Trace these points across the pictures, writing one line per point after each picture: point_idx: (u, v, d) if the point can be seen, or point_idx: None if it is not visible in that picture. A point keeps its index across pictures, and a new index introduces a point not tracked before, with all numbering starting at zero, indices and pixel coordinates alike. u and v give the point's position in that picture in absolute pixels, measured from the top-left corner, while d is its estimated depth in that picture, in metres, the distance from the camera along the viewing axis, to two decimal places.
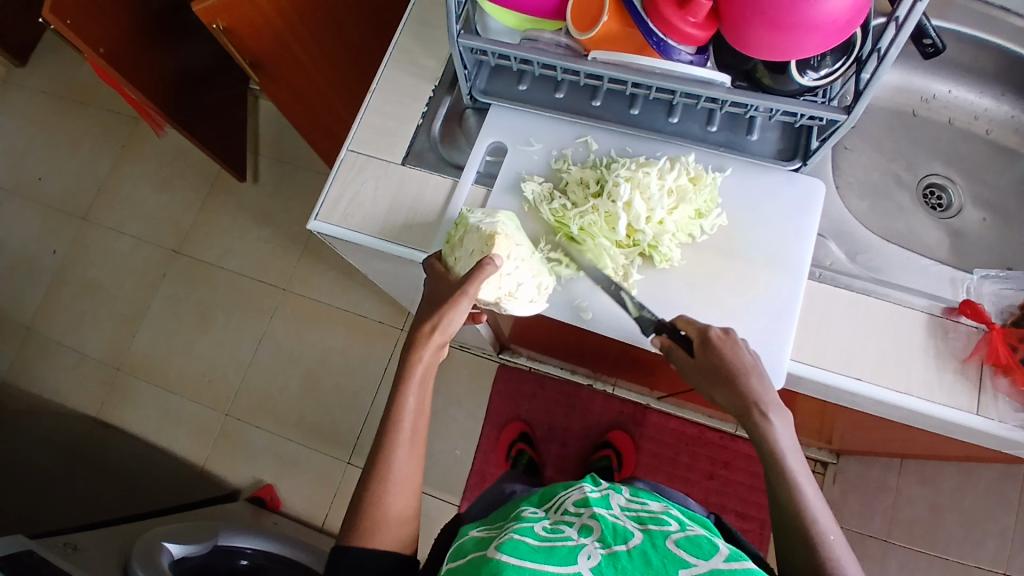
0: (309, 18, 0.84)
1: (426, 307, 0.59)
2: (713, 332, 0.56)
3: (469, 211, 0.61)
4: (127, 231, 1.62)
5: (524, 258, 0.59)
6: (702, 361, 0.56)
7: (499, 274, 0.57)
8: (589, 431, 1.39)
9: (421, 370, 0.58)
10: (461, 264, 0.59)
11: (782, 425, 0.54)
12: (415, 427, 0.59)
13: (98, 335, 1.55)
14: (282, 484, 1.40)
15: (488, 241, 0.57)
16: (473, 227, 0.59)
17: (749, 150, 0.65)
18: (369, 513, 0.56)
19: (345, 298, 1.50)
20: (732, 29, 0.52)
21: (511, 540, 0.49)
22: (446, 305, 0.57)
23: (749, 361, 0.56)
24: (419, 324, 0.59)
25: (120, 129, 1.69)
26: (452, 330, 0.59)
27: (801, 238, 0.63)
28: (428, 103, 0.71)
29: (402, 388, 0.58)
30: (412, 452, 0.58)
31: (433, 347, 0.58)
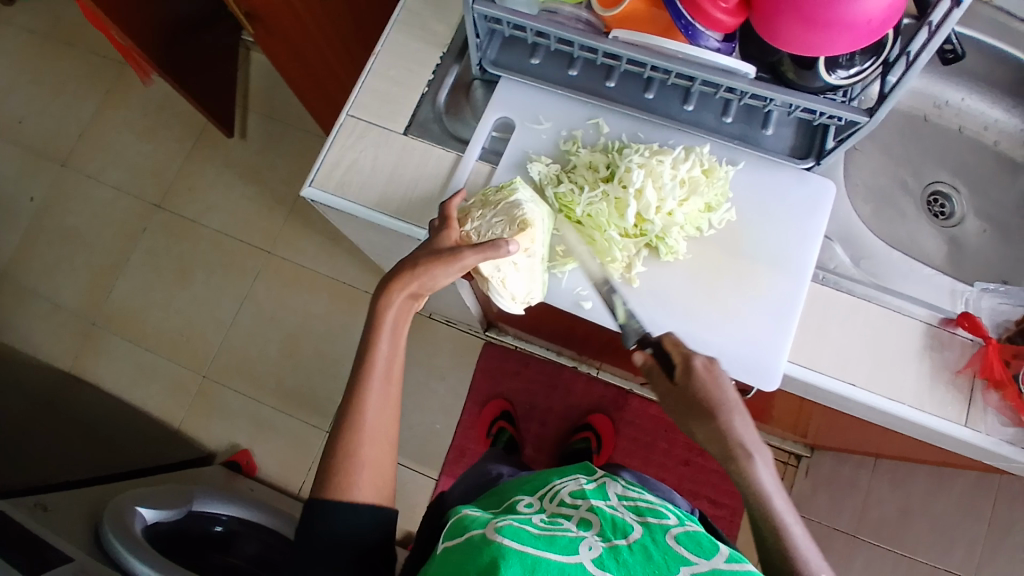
0: None
1: (418, 252, 0.57)
2: (697, 361, 0.55)
3: (520, 183, 0.60)
4: (108, 180, 1.56)
5: (535, 258, 0.58)
6: (683, 388, 0.55)
7: (510, 263, 0.56)
8: (570, 413, 1.39)
9: (390, 318, 0.56)
10: (478, 229, 0.58)
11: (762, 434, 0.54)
12: (387, 380, 0.56)
13: (73, 285, 1.50)
14: (257, 449, 1.39)
15: (517, 224, 0.56)
16: (514, 202, 0.57)
17: (762, 144, 0.63)
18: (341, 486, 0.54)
19: (331, 265, 1.47)
20: (763, 20, 0.50)
21: (511, 525, 0.48)
22: (438, 259, 0.55)
23: (729, 397, 0.54)
24: (402, 269, 0.56)
25: (104, 73, 1.62)
26: (434, 286, 0.56)
27: (809, 239, 0.62)
28: (434, 71, 0.68)
29: (374, 332, 0.56)
30: (383, 404, 0.56)
31: (407, 294, 0.56)
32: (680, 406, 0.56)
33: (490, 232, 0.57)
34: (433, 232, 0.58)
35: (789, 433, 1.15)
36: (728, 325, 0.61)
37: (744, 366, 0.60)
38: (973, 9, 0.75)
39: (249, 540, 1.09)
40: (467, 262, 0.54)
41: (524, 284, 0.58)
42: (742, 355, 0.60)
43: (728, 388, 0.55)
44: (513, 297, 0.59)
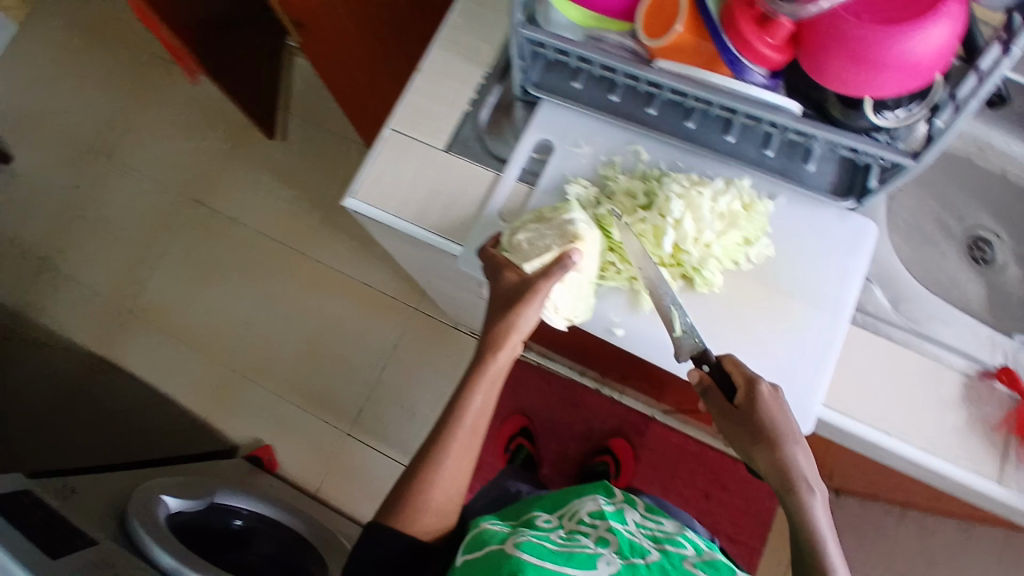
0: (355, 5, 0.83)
1: (492, 313, 0.57)
2: (762, 387, 0.54)
3: (574, 203, 0.60)
4: (153, 176, 1.61)
5: (585, 275, 0.58)
6: (743, 413, 0.55)
7: (562, 279, 0.56)
8: (589, 435, 1.38)
9: (496, 370, 0.58)
10: (528, 241, 0.58)
11: (802, 462, 0.55)
12: (473, 432, 0.58)
13: (114, 275, 1.55)
14: (278, 445, 1.41)
15: (569, 237, 0.56)
16: (567, 220, 0.57)
17: (803, 180, 0.62)
18: (417, 495, 0.56)
19: (361, 269, 1.49)
20: (810, 55, 0.49)
21: (530, 540, 0.48)
22: (520, 303, 0.55)
23: (786, 426, 0.55)
24: (491, 325, 0.57)
25: (155, 72, 1.68)
26: (526, 329, 0.57)
27: (848, 279, 0.61)
28: (477, 90, 0.69)
29: (471, 385, 0.58)
30: (463, 452, 0.57)
31: (508, 349, 0.57)
32: (746, 435, 0.56)
33: (543, 245, 0.57)
34: (493, 278, 0.58)
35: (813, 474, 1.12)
36: (764, 363, 0.60)
37: None
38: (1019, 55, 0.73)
39: (264, 537, 1.11)
40: (545, 293, 0.55)
41: (569, 299, 0.58)
42: None
43: (790, 417, 0.55)
44: (556, 310, 0.58)
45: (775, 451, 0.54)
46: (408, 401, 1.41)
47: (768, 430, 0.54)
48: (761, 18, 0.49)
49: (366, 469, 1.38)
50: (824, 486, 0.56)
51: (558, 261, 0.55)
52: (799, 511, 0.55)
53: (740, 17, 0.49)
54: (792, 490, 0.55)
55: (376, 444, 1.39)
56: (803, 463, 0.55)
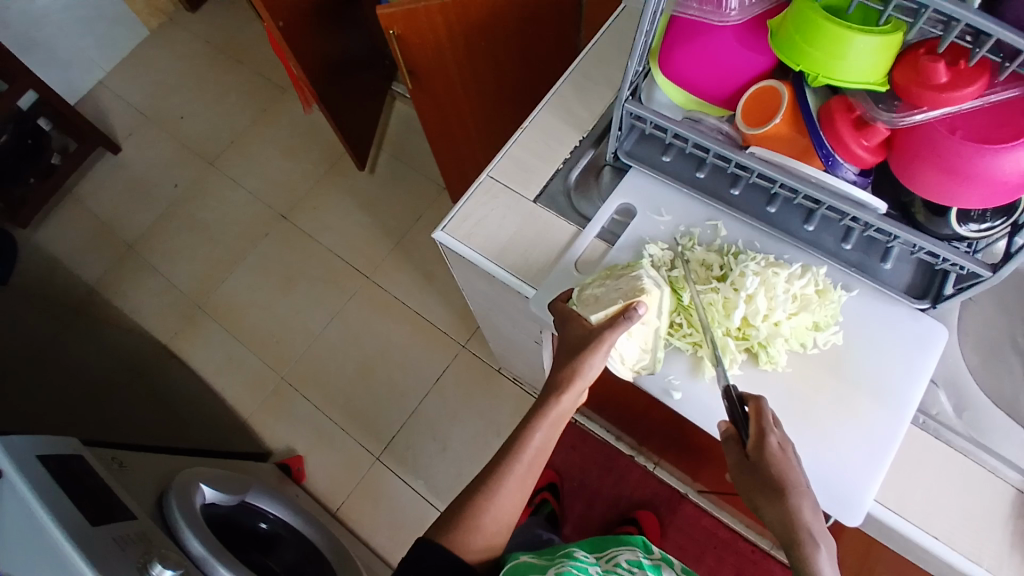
0: (473, 28, 0.93)
1: (559, 358, 0.60)
2: (771, 438, 0.54)
3: (645, 264, 0.63)
4: (245, 186, 1.74)
5: (653, 329, 0.61)
6: (754, 461, 0.55)
7: (628, 330, 0.59)
8: (617, 502, 1.36)
9: (557, 413, 0.60)
10: (595, 296, 0.61)
11: (809, 515, 0.53)
12: (529, 467, 0.61)
13: (193, 270, 1.66)
14: (311, 457, 1.44)
15: (636, 292, 0.59)
16: (636, 275, 0.60)
17: (879, 276, 0.64)
18: (470, 517, 0.59)
19: (420, 301, 1.55)
20: (901, 160, 0.52)
21: (570, 572, 0.56)
22: (586, 351, 0.58)
23: (797, 478, 0.53)
24: (559, 368, 0.60)
25: (266, 94, 1.84)
26: (591, 376, 0.59)
27: (913, 377, 0.61)
28: (571, 151, 0.74)
29: (532, 423, 0.60)
30: (519, 484, 0.61)
31: (572, 393, 0.59)
32: (757, 485, 0.54)
33: (613, 296, 0.60)
34: (562, 329, 0.61)
35: None
36: (820, 451, 0.60)
37: (827, 492, 0.58)
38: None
39: (287, 545, 1.12)
40: (611, 343, 0.57)
41: (635, 350, 0.61)
42: (828, 485, 0.59)
43: (799, 469, 0.54)
44: (622, 360, 0.62)
45: (781, 501, 0.53)
46: (442, 435, 1.43)
47: (776, 479, 0.53)
48: (859, 122, 0.52)
49: (390, 496, 1.39)
50: (836, 549, 0.53)
51: (623, 312, 0.57)
52: (805, 566, 0.52)
53: (838, 117, 0.53)
54: (797, 546, 0.52)
55: (403, 473, 1.41)
56: (809, 515, 0.53)
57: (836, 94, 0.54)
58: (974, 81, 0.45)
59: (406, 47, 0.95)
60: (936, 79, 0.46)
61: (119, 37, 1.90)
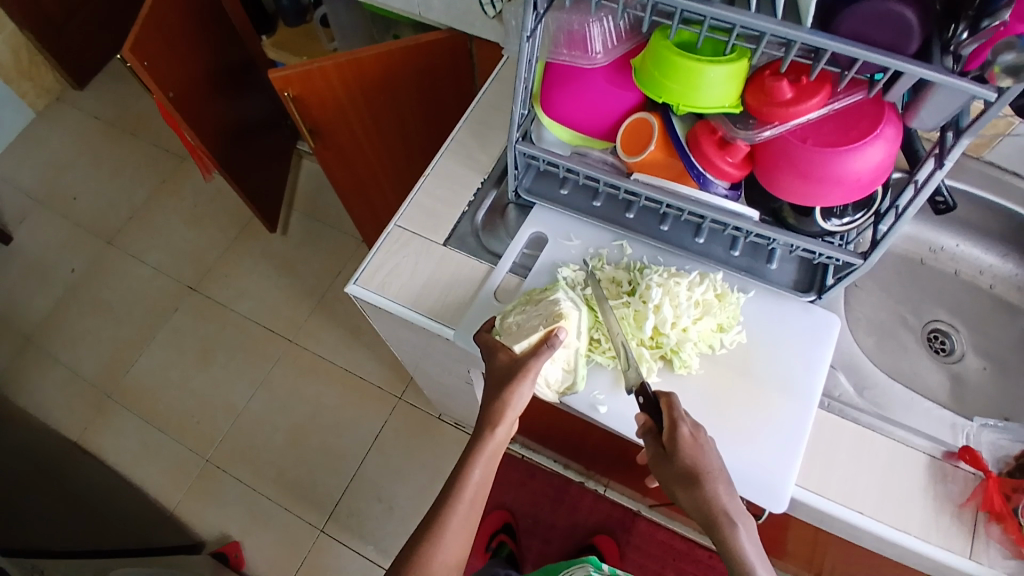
0: (367, 89, 0.96)
1: (489, 391, 0.61)
2: (684, 430, 0.56)
3: (562, 284, 0.65)
4: (149, 261, 1.66)
5: (573, 348, 0.62)
6: (670, 454, 0.56)
7: (552, 356, 0.61)
8: (574, 531, 1.35)
9: (491, 448, 0.60)
10: (517, 324, 0.63)
11: (724, 495, 0.55)
12: (472, 504, 0.60)
13: (96, 356, 1.55)
14: (247, 541, 1.36)
15: (554, 317, 0.61)
16: (554, 298, 0.63)
17: (767, 277, 0.70)
18: (418, 567, 0.57)
19: (350, 358, 1.51)
20: (765, 171, 0.58)
21: None
22: (513, 381, 0.59)
23: (714, 464, 0.56)
24: (488, 404, 0.60)
25: (165, 165, 1.78)
26: (521, 406, 0.60)
27: (813, 366, 0.66)
28: (474, 194, 0.77)
29: (468, 461, 0.60)
30: (462, 526, 0.59)
31: (505, 424, 0.60)
32: (676, 474, 0.56)
33: (531, 324, 0.62)
34: (489, 360, 0.62)
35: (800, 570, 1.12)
36: (742, 443, 0.63)
37: (753, 487, 0.62)
38: (965, 163, 0.86)
39: None
40: (536, 370, 0.59)
41: (559, 372, 0.63)
42: (752, 475, 0.62)
43: (712, 455, 0.56)
44: (548, 383, 0.64)
45: (698, 487, 0.55)
46: (387, 493, 1.38)
47: (691, 468, 0.55)
48: (722, 142, 0.58)
49: (337, 567, 1.32)
50: (753, 523, 0.56)
51: (545, 339, 0.60)
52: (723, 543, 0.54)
53: (705, 142, 0.58)
54: (716, 524, 0.55)
55: (351, 541, 1.34)
56: (724, 494, 0.55)
57: (700, 119, 0.59)
58: (818, 92, 0.51)
59: (305, 107, 0.97)
60: (782, 96, 0.52)
61: (4, 120, 1.79)
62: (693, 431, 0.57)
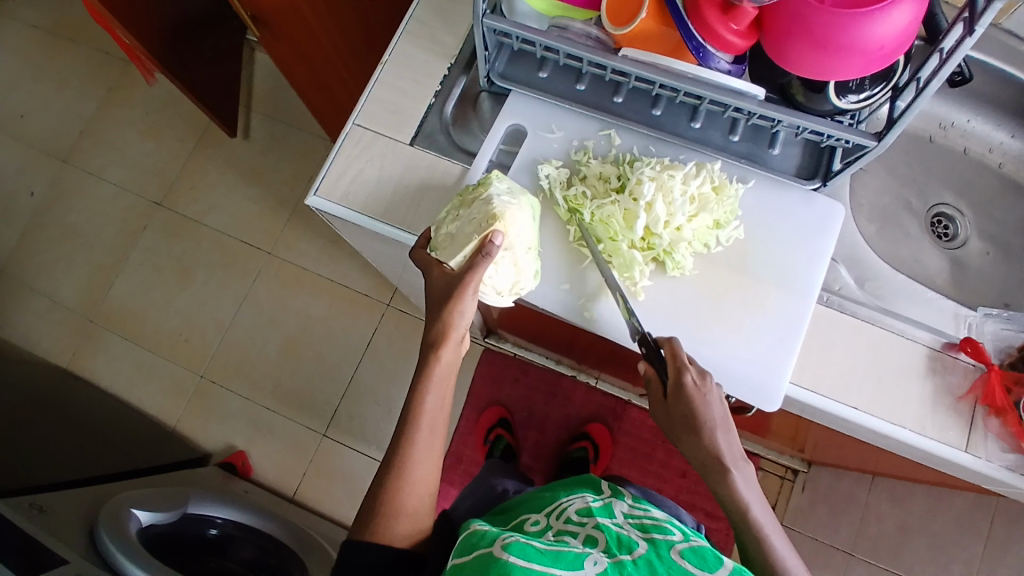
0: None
1: (429, 310, 0.57)
2: (688, 377, 0.55)
3: (496, 177, 0.58)
4: (110, 178, 1.55)
5: (519, 248, 0.57)
6: (672, 402, 0.56)
7: (493, 262, 0.55)
8: (568, 423, 1.39)
9: (440, 371, 0.57)
10: (449, 235, 0.57)
11: (723, 444, 0.55)
12: (432, 430, 0.58)
13: (72, 282, 1.50)
14: (253, 450, 1.38)
15: (488, 219, 0.55)
16: (487, 197, 0.56)
17: (769, 164, 0.62)
18: (387, 501, 0.57)
19: (331, 267, 1.46)
20: (773, 40, 0.50)
21: (518, 542, 0.52)
22: (452, 297, 0.55)
23: (716, 413, 0.55)
24: (431, 324, 0.56)
25: (109, 70, 1.62)
26: (467, 321, 0.57)
27: (814, 261, 0.62)
28: (442, 82, 0.68)
29: (422, 384, 0.57)
30: (427, 453, 0.58)
31: (452, 343, 0.57)
32: (678, 422, 0.56)
33: (466, 233, 0.56)
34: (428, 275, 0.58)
35: (788, 448, 1.16)
36: (734, 344, 0.61)
37: (746, 387, 0.60)
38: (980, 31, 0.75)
39: (243, 544, 1.08)
40: (475, 283, 0.54)
41: (508, 276, 0.57)
42: (746, 374, 0.60)
43: (715, 404, 0.55)
44: (495, 288, 0.58)
45: (697, 437, 0.55)
46: (384, 398, 1.39)
47: (689, 416, 0.55)
48: (726, 5, 0.49)
49: (343, 469, 1.36)
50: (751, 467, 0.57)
51: (480, 247, 0.54)
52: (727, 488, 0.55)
53: (705, 5, 0.49)
54: (712, 471, 0.56)
55: (353, 444, 1.37)
56: (723, 444, 0.55)
57: None
58: None
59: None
60: None
61: None
62: (703, 377, 0.56)
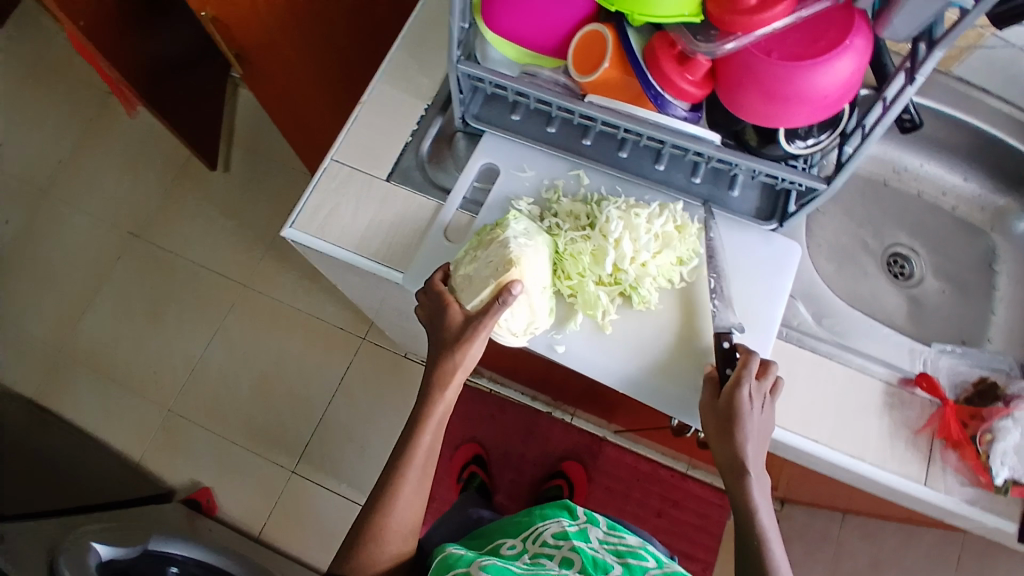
0: (298, 15, 0.83)
1: (436, 351, 0.59)
2: (744, 390, 0.56)
3: (513, 218, 0.60)
4: (84, 209, 1.54)
5: (534, 291, 0.58)
6: (722, 404, 0.57)
7: (508, 310, 0.57)
8: (543, 459, 1.38)
9: (439, 413, 0.60)
10: (467, 277, 0.59)
11: (750, 451, 0.56)
12: (423, 468, 0.62)
13: (38, 313, 1.47)
14: (220, 486, 1.35)
15: (506, 265, 0.56)
16: (504, 240, 0.58)
17: (729, 206, 0.65)
18: (374, 529, 0.60)
19: (307, 301, 1.46)
20: (727, 90, 0.53)
21: (495, 564, 0.54)
22: (465, 341, 0.57)
23: (754, 425, 0.56)
24: (438, 365, 0.59)
25: (88, 104, 1.63)
26: (471, 364, 0.59)
27: (776, 297, 0.64)
28: (418, 122, 0.70)
29: (419, 425, 0.60)
30: (415, 486, 0.61)
31: (454, 386, 0.60)
32: (712, 424, 0.58)
33: (484, 278, 0.57)
34: (438, 315, 0.59)
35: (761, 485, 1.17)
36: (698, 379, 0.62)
37: None
38: (933, 78, 0.82)
39: None
40: (487, 329, 0.57)
41: (524, 319, 0.59)
42: None
43: (757, 416, 0.57)
44: (511, 330, 0.59)
45: (728, 443, 0.57)
46: (357, 434, 1.38)
47: (729, 418, 0.56)
48: (681, 57, 0.53)
49: (313, 507, 1.33)
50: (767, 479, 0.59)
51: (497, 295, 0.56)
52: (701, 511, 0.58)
53: (662, 57, 0.53)
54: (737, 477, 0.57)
55: (324, 480, 1.35)
56: (751, 453, 0.56)
57: (658, 31, 0.54)
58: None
59: (226, 29, 0.87)
60: (744, 3, 0.47)
61: None
62: (750, 399, 0.57)
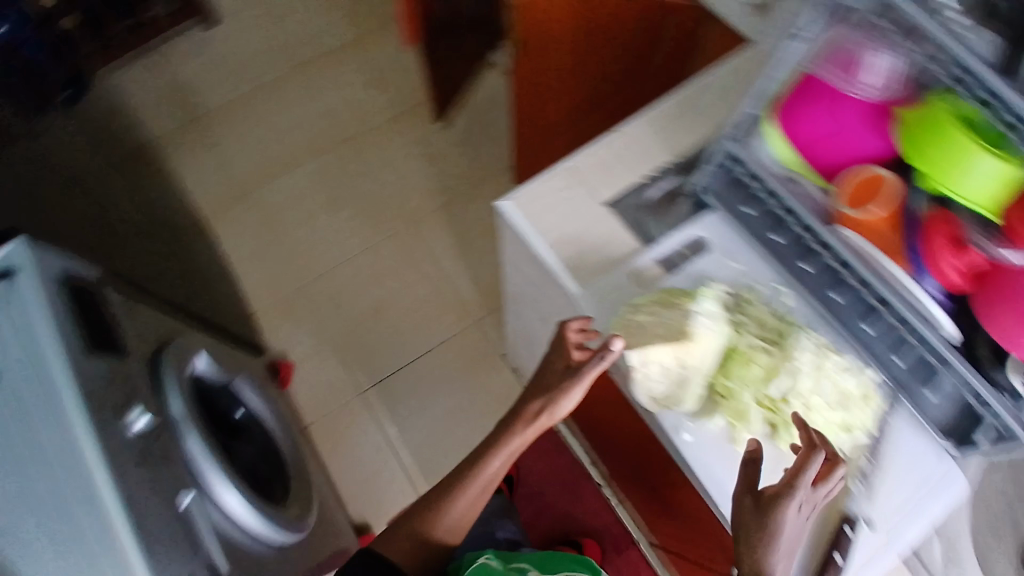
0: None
1: (531, 395, 0.66)
2: (788, 499, 0.54)
3: (706, 295, 0.62)
4: (326, 98, 1.75)
5: (694, 367, 0.59)
6: (758, 510, 0.55)
7: (662, 365, 0.59)
8: (568, 521, 1.35)
9: (513, 446, 0.66)
10: (640, 324, 0.61)
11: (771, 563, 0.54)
12: (486, 486, 0.68)
13: (249, 158, 1.68)
14: (301, 372, 1.46)
15: (683, 332, 0.59)
16: (690, 309, 0.60)
17: (919, 403, 0.60)
18: (432, 513, 0.68)
19: (450, 264, 1.56)
20: (986, 294, 0.51)
21: None
22: (560, 391, 0.63)
23: (782, 540, 0.54)
24: (528, 404, 0.66)
25: (374, 19, 1.84)
26: (558, 413, 0.65)
27: (914, 515, 0.60)
28: (659, 170, 0.73)
29: (493, 451, 0.67)
30: (477, 496, 0.68)
31: (534, 428, 0.66)
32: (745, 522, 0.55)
33: (664, 329, 0.60)
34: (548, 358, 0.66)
35: None
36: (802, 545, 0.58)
37: None
38: None
39: (254, 440, 1.07)
40: (585, 381, 0.62)
41: (670, 387, 0.60)
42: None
43: (787, 531, 0.54)
44: (652, 390, 0.61)
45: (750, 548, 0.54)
46: (427, 397, 1.44)
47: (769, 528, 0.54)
48: (958, 240, 0.52)
49: (359, 435, 1.40)
50: None
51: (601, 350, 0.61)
52: None
53: (937, 231, 0.53)
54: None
55: (379, 418, 1.42)
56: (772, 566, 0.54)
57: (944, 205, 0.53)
58: None
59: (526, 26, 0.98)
60: None
61: None
62: (798, 507, 0.55)
